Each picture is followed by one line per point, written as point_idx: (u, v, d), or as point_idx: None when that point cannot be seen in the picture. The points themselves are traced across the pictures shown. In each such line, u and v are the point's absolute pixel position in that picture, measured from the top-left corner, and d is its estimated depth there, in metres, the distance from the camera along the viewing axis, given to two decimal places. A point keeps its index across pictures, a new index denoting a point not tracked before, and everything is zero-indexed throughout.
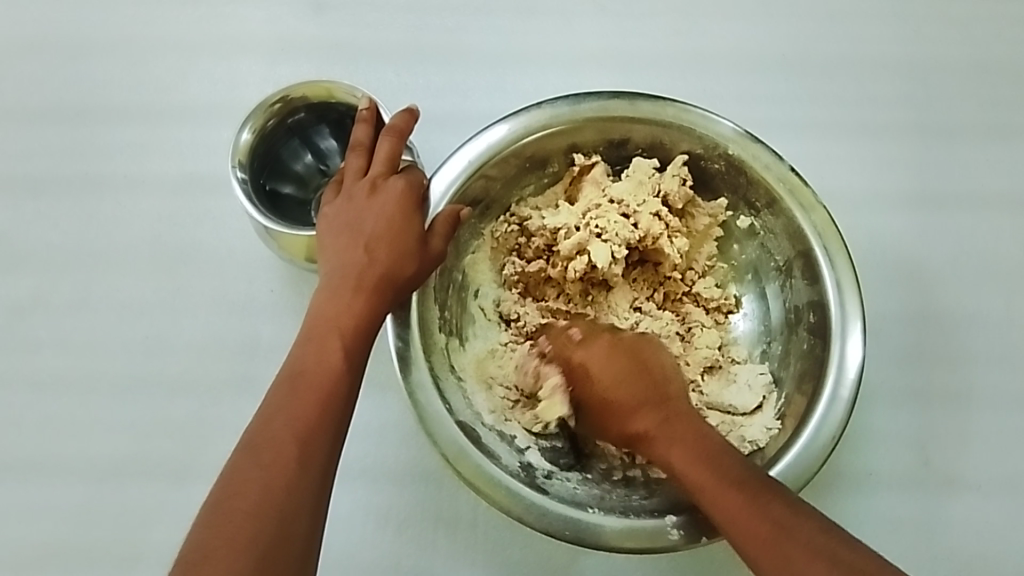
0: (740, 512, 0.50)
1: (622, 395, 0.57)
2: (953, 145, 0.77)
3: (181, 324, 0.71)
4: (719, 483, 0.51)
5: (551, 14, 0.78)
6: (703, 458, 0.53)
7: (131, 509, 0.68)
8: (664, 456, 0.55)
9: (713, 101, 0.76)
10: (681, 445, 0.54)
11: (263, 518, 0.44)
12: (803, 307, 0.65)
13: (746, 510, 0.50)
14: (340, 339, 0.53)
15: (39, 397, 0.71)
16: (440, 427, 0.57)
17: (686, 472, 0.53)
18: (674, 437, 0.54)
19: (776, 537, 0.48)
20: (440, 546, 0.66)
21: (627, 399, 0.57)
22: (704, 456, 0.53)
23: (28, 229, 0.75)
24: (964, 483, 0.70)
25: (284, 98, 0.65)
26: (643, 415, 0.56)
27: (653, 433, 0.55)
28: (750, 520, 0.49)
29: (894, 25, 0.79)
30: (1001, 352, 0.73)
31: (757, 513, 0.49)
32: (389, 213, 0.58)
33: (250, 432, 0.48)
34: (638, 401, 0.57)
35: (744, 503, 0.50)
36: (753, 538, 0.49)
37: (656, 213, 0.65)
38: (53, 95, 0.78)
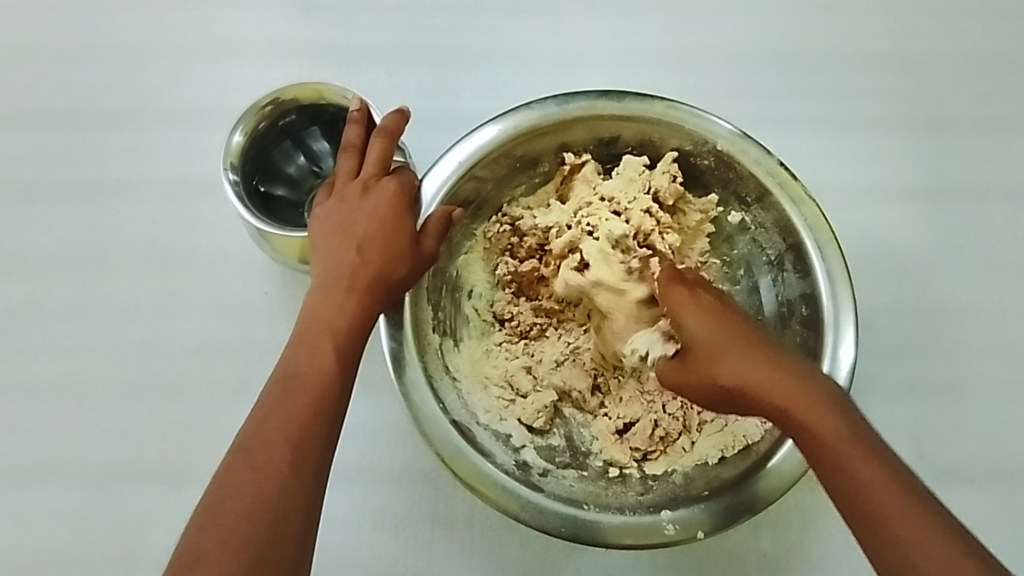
0: (888, 495, 0.45)
1: (736, 339, 0.52)
2: (943, 138, 0.77)
3: (176, 327, 0.71)
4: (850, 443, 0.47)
5: (541, 13, 0.78)
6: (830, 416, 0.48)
7: (128, 512, 0.68)
8: (788, 407, 0.49)
9: (703, 98, 0.76)
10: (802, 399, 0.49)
11: (256, 519, 0.44)
12: (795, 300, 0.65)
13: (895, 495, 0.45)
14: (333, 339, 0.53)
15: (35, 402, 0.71)
16: (435, 427, 0.57)
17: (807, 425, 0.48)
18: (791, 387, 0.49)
19: (943, 535, 0.43)
20: (437, 545, 0.66)
21: (743, 345, 0.52)
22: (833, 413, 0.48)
23: (22, 235, 0.75)
24: (958, 475, 0.70)
25: (275, 100, 0.65)
26: (770, 370, 0.50)
27: (781, 392, 0.49)
28: (909, 509, 0.44)
29: (884, 19, 0.79)
30: (994, 343, 0.73)
31: (916, 505, 0.44)
32: (381, 214, 0.58)
33: (242, 434, 0.49)
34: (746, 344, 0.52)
35: (890, 484, 0.45)
36: (908, 524, 0.44)
37: (647, 210, 0.65)
38: (45, 101, 0.78)
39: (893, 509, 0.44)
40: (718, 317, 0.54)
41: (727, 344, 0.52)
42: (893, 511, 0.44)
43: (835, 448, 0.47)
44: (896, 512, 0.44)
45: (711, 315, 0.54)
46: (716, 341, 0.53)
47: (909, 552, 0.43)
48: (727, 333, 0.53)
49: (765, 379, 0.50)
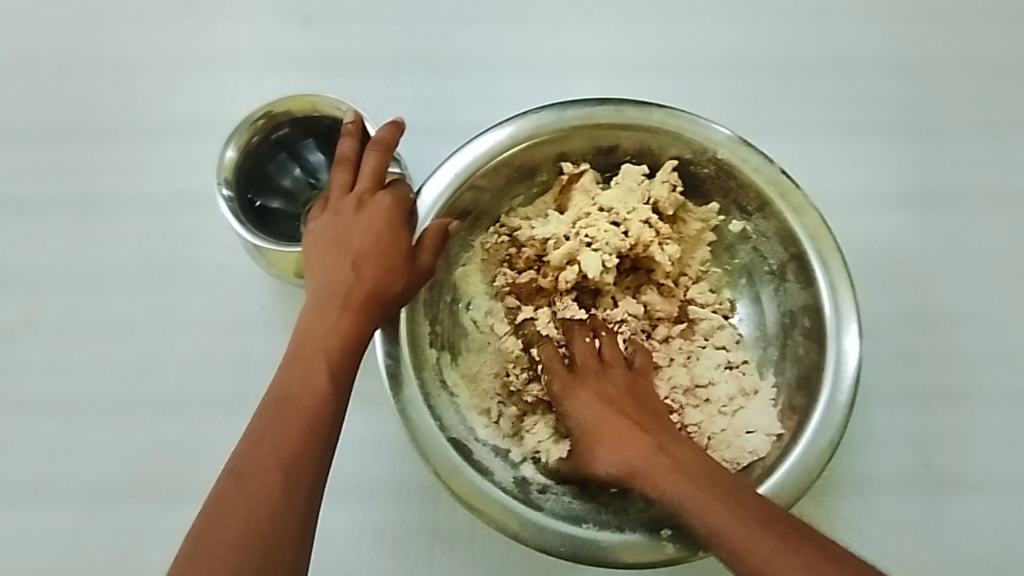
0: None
1: (616, 420, 0.57)
2: (946, 142, 0.76)
3: (172, 342, 0.71)
4: (719, 503, 0.51)
5: (538, 20, 0.77)
6: (699, 481, 0.52)
7: (124, 531, 0.67)
8: (660, 486, 0.53)
9: (703, 105, 0.75)
10: (670, 472, 0.53)
11: (245, 549, 0.44)
12: (798, 310, 0.64)
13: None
14: (327, 359, 0.52)
15: (29, 419, 0.70)
16: (432, 444, 0.56)
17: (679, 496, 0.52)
18: (660, 460, 0.54)
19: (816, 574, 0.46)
20: (437, 561, 0.65)
21: (622, 429, 0.56)
22: (698, 480, 0.52)
23: (17, 250, 0.74)
24: (965, 484, 0.69)
25: (268, 113, 0.65)
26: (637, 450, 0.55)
27: (647, 468, 0.54)
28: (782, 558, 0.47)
29: (886, 21, 0.78)
30: (999, 350, 0.72)
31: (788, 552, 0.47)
32: (377, 229, 0.57)
33: (234, 458, 0.48)
34: (618, 428, 0.57)
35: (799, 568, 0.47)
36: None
37: (646, 220, 0.64)
38: (38, 115, 0.77)
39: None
40: (603, 398, 0.59)
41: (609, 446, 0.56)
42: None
43: (709, 518, 0.50)
44: None
45: (594, 414, 0.58)
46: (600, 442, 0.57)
47: None
48: (609, 429, 0.57)
49: (635, 460, 0.55)
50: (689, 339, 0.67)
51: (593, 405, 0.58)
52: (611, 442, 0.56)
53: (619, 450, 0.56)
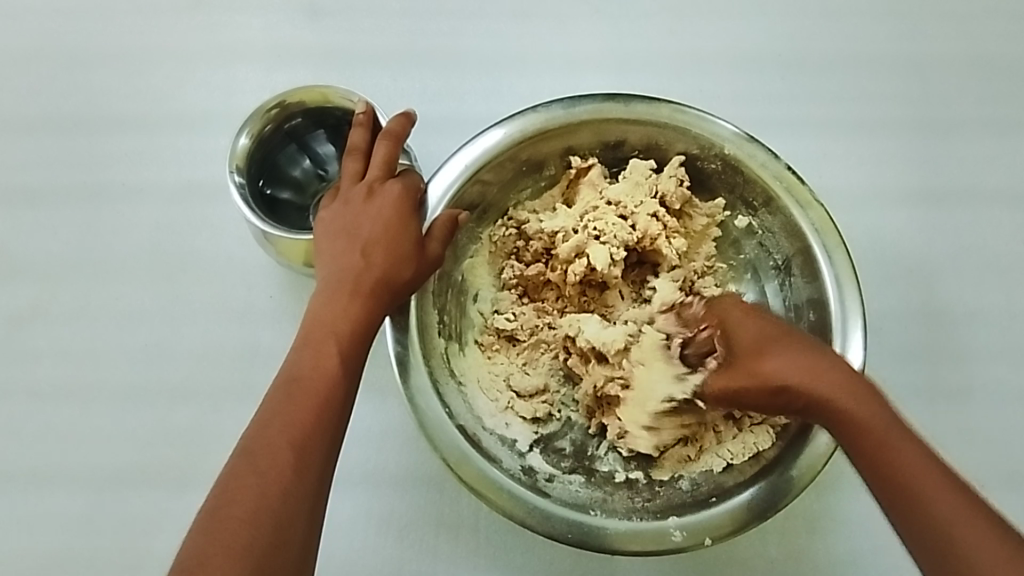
0: (972, 522, 0.45)
1: (786, 338, 0.55)
2: (950, 141, 0.77)
3: (181, 332, 0.71)
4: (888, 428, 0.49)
5: (545, 17, 0.78)
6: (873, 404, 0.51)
7: (132, 518, 0.68)
8: (833, 399, 0.51)
9: (709, 101, 0.76)
10: (844, 389, 0.51)
11: (258, 525, 0.44)
12: (803, 305, 0.65)
13: (977, 532, 0.45)
14: (337, 343, 0.52)
15: (37, 406, 0.71)
16: (439, 431, 0.57)
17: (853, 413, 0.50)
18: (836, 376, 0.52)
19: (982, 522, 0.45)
20: (442, 550, 0.66)
21: (792, 342, 0.54)
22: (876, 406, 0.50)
23: (28, 239, 0.75)
24: (968, 479, 0.69)
25: (281, 103, 0.65)
26: (817, 363, 0.53)
27: (825, 379, 0.52)
28: (949, 494, 0.46)
29: (891, 21, 0.79)
30: (1002, 347, 0.72)
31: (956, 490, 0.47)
32: (386, 216, 0.58)
33: (246, 437, 0.48)
34: (789, 344, 0.54)
35: (981, 523, 0.45)
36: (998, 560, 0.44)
37: (654, 214, 0.65)
38: (51, 106, 0.78)
39: (983, 553, 0.44)
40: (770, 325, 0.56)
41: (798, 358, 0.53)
42: (972, 536, 0.45)
43: (882, 442, 0.49)
44: (973, 532, 0.45)
45: (775, 335, 0.55)
46: (786, 355, 0.53)
47: (948, 526, 0.45)
48: (791, 346, 0.54)
49: (810, 368, 0.52)
50: None
51: (758, 331, 0.56)
52: (792, 355, 0.53)
53: (801, 360, 0.53)
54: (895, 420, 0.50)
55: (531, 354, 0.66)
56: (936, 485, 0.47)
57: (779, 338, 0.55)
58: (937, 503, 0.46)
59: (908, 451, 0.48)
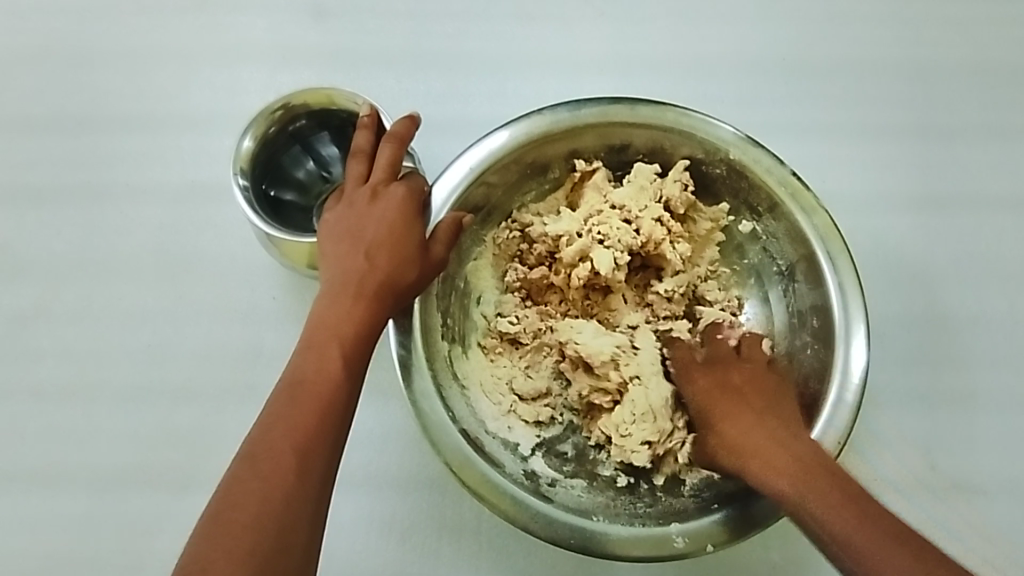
0: (889, 562, 0.47)
1: (725, 402, 0.59)
2: (956, 146, 0.76)
3: (184, 332, 0.71)
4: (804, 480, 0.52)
5: (550, 19, 0.78)
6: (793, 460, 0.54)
7: (134, 518, 0.68)
8: (760, 460, 0.55)
9: (713, 105, 0.76)
10: (765, 451, 0.55)
11: (261, 529, 0.44)
12: (806, 311, 0.65)
13: (896, 567, 0.47)
14: (340, 346, 0.52)
15: (40, 405, 0.71)
16: (443, 435, 0.57)
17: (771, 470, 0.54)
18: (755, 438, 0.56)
19: (898, 557, 0.47)
20: (444, 552, 0.66)
21: (728, 409, 0.59)
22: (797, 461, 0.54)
23: (31, 238, 0.75)
24: (970, 486, 0.69)
25: (285, 105, 0.65)
26: (747, 428, 0.57)
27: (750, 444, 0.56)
28: (865, 534, 0.49)
29: (897, 26, 0.78)
30: (1005, 353, 0.72)
31: (872, 530, 0.49)
32: (390, 220, 0.58)
33: (249, 440, 0.49)
34: (727, 411, 0.59)
35: (898, 559, 0.47)
36: None
37: (658, 218, 0.65)
38: (55, 105, 0.78)
39: None
40: (715, 390, 0.60)
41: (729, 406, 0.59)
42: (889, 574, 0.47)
43: (801, 493, 0.52)
44: (891, 568, 0.47)
45: (726, 399, 0.59)
46: (729, 423, 0.58)
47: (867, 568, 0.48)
48: (730, 408, 0.59)
49: (739, 438, 0.57)
50: None
51: (704, 393, 0.60)
52: (732, 422, 0.58)
53: (738, 427, 0.57)
54: (822, 470, 0.53)
55: (533, 357, 0.66)
56: (853, 527, 0.49)
57: (718, 400, 0.59)
58: (854, 546, 0.49)
59: (826, 497, 0.51)
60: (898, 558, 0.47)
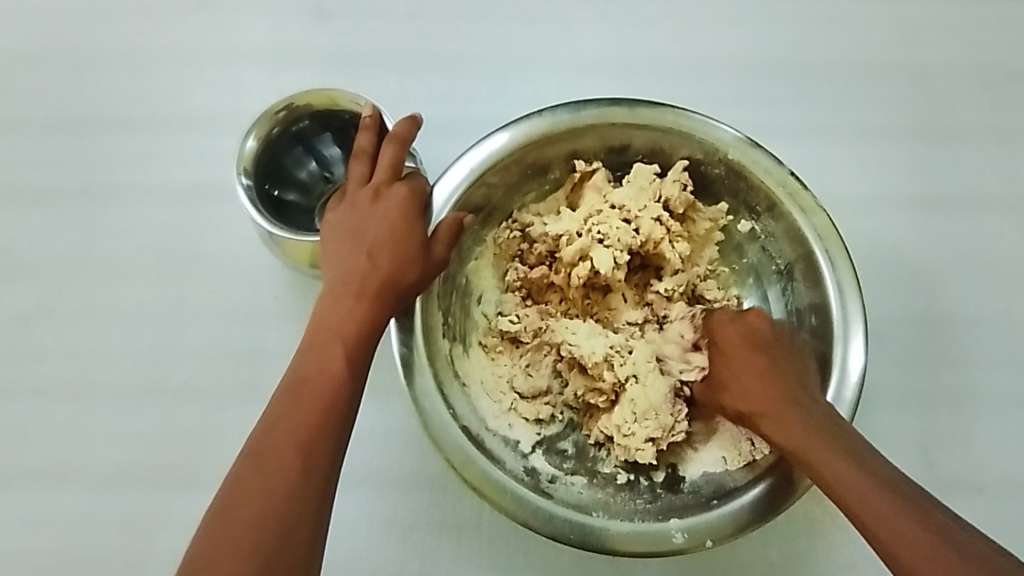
0: (896, 527, 0.49)
1: (747, 362, 0.60)
2: (953, 148, 0.77)
3: (186, 331, 0.72)
4: (819, 445, 0.54)
5: (551, 21, 0.78)
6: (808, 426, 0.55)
7: (136, 517, 0.68)
8: (778, 426, 0.56)
9: (712, 106, 0.77)
10: (785, 415, 0.56)
11: (264, 527, 0.45)
12: (804, 310, 0.65)
13: (904, 533, 0.49)
14: (342, 345, 0.53)
15: (43, 404, 0.71)
16: (444, 432, 0.57)
17: (788, 435, 0.55)
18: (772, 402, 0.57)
19: (904, 524, 0.49)
20: (445, 550, 0.66)
21: (751, 369, 0.59)
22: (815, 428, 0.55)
23: (34, 238, 0.75)
24: (967, 484, 0.70)
25: (288, 106, 0.66)
26: (771, 393, 0.58)
27: (771, 408, 0.57)
28: (876, 502, 0.50)
29: (894, 28, 0.79)
30: (1001, 353, 0.73)
31: (884, 496, 0.50)
32: (392, 219, 0.58)
33: (253, 439, 0.49)
34: (749, 370, 0.60)
35: (904, 525, 0.49)
36: None
37: (657, 218, 0.65)
38: (59, 106, 0.78)
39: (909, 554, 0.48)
40: (737, 349, 0.61)
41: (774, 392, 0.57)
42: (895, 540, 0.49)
43: (813, 459, 0.54)
44: (898, 536, 0.49)
45: (745, 359, 0.60)
46: (749, 383, 0.59)
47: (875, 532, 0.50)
48: (751, 371, 0.59)
49: (759, 400, 0.58)
50: None
51: (729, 351, 0.61)
52: (753, 384, 0.59)
53: (759, 390, 0.58)
54: (838, 436, 0.54)
55: (533, 356, 0.66)
56: (863, 494, 0.51)
57: (741, 357, 0.60)
58: (863, 513, 0.50)
59: (838, 464, 0.53)
60: (907, 525, 0.49)
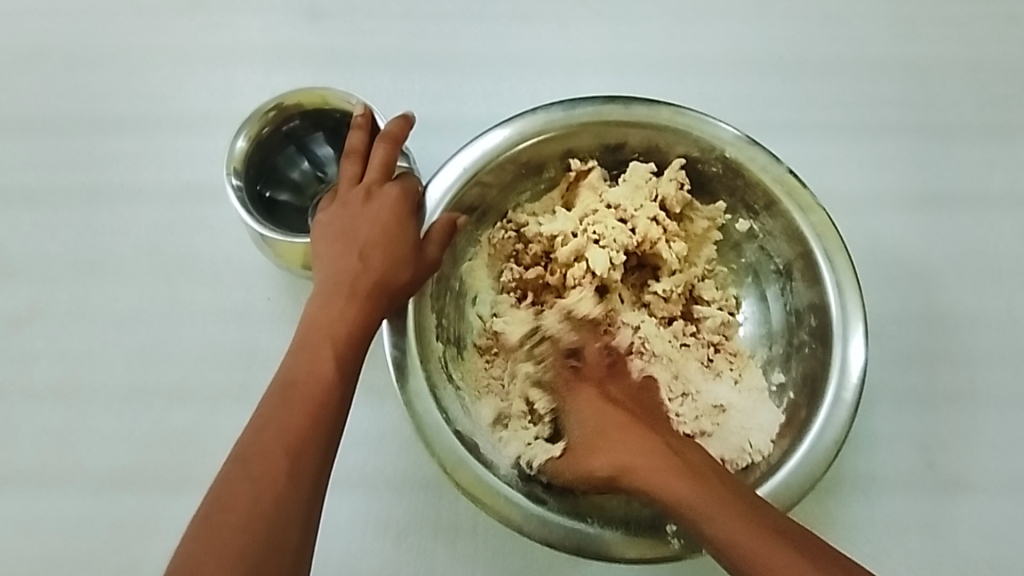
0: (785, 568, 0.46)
1: (612, 425, 0.57)
2: (953, 144, 0.76)
3: (178, 333, 0.71)
4: (699, 494, 0.50)
5: (546, 19, 0.77)
6: (678, 475, 0.52)
7: (128, 521, 0.67)
8: (651, 482, 0.52)
9: (709, 104, 0.76)
10: (658, 469, 0.53)
11: (252, 531, 0.44)
12: (804, 310, 0.64)
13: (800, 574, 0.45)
14: (333, 346, 0.52)
15: (34, 407, 0.70)
16: (438, 437, 0.57)
17: (664, 490, 0.51)
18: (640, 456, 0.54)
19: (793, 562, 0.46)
20: (440, 553, 0.65)
21: (616, 430, 0.56)
22: (689, 476, 0.51)
23: (25, 239, 0.74)
24: (969, 485, 0.69)
25: (278, 105, 0.65)
26: (641, 451, 0.54)
27: (645, 467, 0.53)
28: (764, 547, 0.47)
29: (894, 24, 0.78)
30: (1003, 352, 0.72)
31: (771, 539, 0.47)
32: (384, 220, 0.58)
33: (240, 442, 0.48)
34: (612, 431, 0.56)
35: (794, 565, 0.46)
36: None
37: (653, 217, 0.64)
38: (50, 106, 0.77)
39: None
40: (596, 411, 0.58)
41: (655, 460, 0.53)
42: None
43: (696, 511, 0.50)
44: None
45: (604, 420, 0.57)
46: (613, 444, 0.55)
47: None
48: (615, 433, 0.56)
49: (630, 460, 0.54)
50: (695, 337, 0.67)
51: (589, 414, 0.58)
52: (618, 444, 0.55)
53: (628, 449, 0.55)
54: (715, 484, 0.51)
55: None
56: (751, 539, 0.47)
57: (602, 421, 0.57)
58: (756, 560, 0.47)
59: (725, 513, 0.49)
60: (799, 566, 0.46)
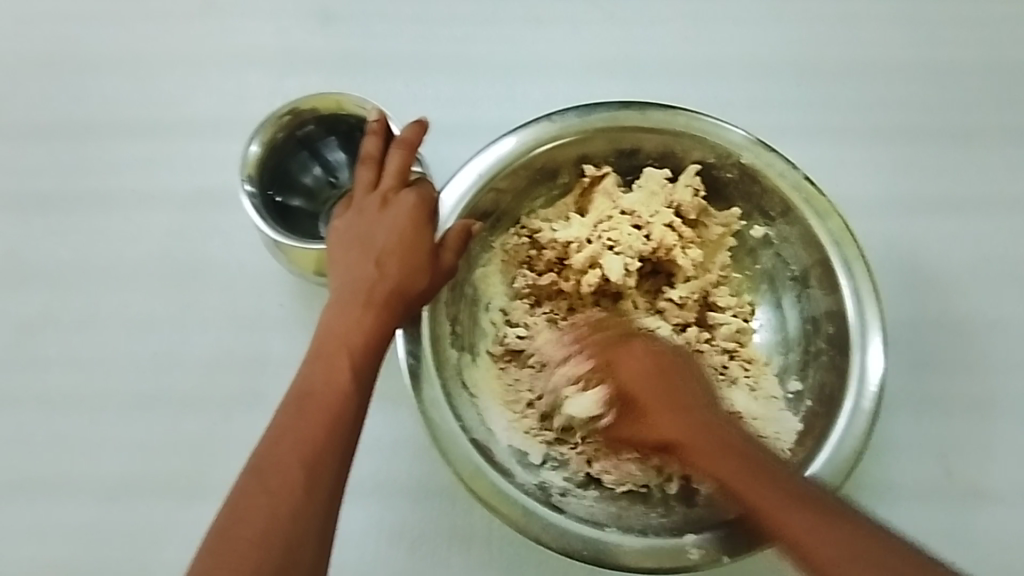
0: (818, 539, 0.49)
1: (652, 397, 0.56)
2: (969, 148, 0.75)
3: (190, 340, 0.71)
4: (740, 471, 0.52)
5: (559, 22, 0.77)
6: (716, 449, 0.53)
7: (140, 529, 0.67)
8: (698, 458, 0.54)
9: (724, 109, 0.75)
10: (703, 446, 0.54)
11: (268, 546, 0.44)
12: (821, 317, 0.64)
13: (838, 541, 0.48)
14: (349, 356, 0.52)
15: (46, 414, 0.70)
16: (454, 447, 0.56)
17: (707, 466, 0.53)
18: (683, 431, 0.54)
19: (826, 534, 0.49)
20: (455, 561, 0.65)
21: (655, 403, 0.56)
22: (727, 452, 0.53)
23: (37, 245, 0.74)
24: (988, 492, 0.68)
25: (293, 110, 0.65)
26: (687, 426, 0.55)
27: (693, 444, 0.54)
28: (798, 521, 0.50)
29: (909, 27, 0.78)
30: (1021, 357, 0.71)
31: (800, 512, 0.50)
32: (401, 226, 0.57)
33: (256, 454, 0.48)
34: (652, 404, 0.56)
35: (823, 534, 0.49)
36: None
37: (669, 224, 0.65)
38: (61, 111, 0.77)
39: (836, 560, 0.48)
40: (633, 381, 0.57)
41: (701, 437, 0.54)
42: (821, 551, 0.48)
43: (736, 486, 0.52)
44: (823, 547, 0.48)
45: (644, 393, 0.56)
46: (656, 417, 0.56)
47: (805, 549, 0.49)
48: (660, 406, 0.56)
49: (678, 433, 0.55)
50: (711, 343, 0.66)
51: (625, 384, 0.58)
52: (664, 417, 0.55)
53: (675, 424, 0.55)
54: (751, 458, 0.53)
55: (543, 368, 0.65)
56: (785, 514, 0.50)
57: (640, 394, 0.57)
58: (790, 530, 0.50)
59: (763, 489, 0.51)
60: (829, 537, 0.48)
